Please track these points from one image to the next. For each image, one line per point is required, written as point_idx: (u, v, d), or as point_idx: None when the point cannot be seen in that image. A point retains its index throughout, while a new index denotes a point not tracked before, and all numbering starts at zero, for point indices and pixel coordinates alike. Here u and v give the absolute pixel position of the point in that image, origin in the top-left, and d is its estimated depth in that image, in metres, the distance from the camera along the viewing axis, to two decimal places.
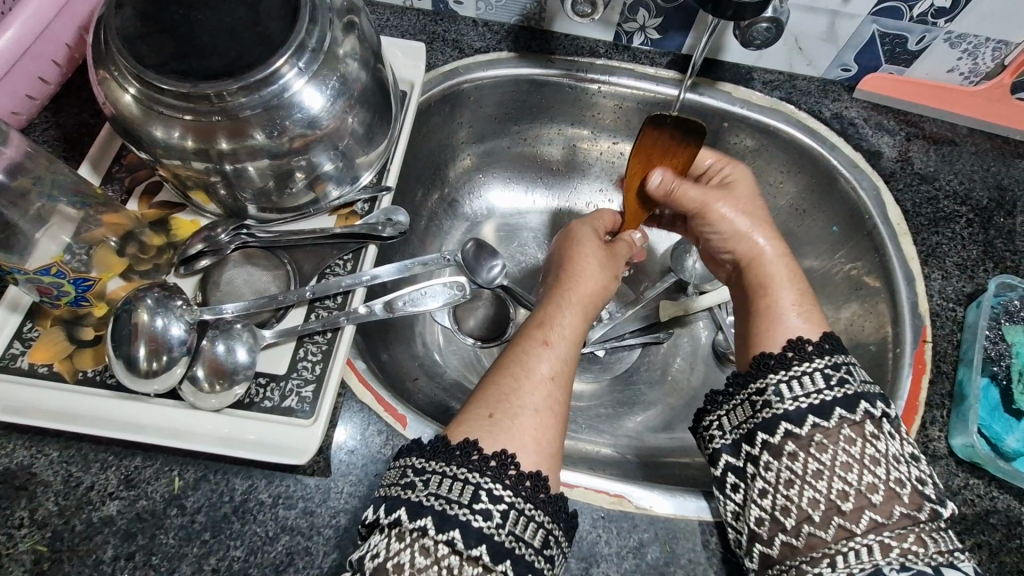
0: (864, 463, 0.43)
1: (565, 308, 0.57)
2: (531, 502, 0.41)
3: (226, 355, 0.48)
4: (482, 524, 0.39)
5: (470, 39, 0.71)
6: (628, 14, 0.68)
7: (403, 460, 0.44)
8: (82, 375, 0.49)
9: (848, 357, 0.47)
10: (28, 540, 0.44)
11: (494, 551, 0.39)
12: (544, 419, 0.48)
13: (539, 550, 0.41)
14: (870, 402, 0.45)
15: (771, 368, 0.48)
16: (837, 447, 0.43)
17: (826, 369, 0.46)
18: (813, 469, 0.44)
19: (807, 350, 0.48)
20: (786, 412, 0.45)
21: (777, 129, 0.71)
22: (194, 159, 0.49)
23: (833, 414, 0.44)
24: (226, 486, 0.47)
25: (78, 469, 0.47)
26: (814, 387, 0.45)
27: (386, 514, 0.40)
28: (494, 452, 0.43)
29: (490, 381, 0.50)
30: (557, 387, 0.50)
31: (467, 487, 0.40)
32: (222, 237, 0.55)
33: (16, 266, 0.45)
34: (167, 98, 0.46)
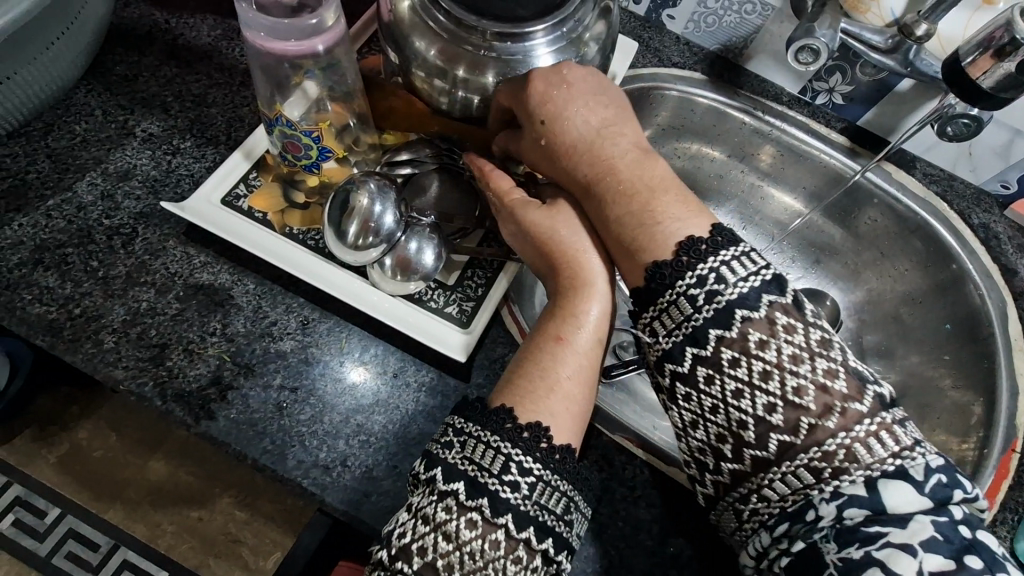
0: (755, 385, 0.40)
1: (591, 291, 0.49)
2: (557, 473, 0.42)
3: (416, 254, 0.54)
4: (509, 494, 0.40)
5: (670, 52, 0.77)
6: (822, 74, 0.73)
7: (445, 423, 0.45)
8: (289, 231, 0.56)
9: (730, 250, 0.42)
10: (216, 348, 0.52)
11: (518, 519, 0.40)
12: (574, 410, 0.46)
13: (560, 516, 0.42)
14: (751, 308, 0.41)
15: (651, 307, 0.44)
16: (752, 360, 0.40)
17: (694, 291, 0.42)
18: (733, 390, 0.40)
19: (701, 249, 0.43)
20: (670, 352, 0.42)
21: (923, 221, 0.74)
22: (438, 78, 0.56)
23: (710, 338, 0.41)
24: (382, 360, 0.53)
25: (267, 304, 0.54)
26: (736, 276, 0.41)
27: (425, 472, 0.42)
28: (528, 424, 0.43)
29: (508, 382, 0.47)
30: (579, 388, 0.47)
31: (497, 457, 0.41)
32: (428, 153, 0.61)
33: (289, 120, 0.53)
34: (440, 19, 0.54)
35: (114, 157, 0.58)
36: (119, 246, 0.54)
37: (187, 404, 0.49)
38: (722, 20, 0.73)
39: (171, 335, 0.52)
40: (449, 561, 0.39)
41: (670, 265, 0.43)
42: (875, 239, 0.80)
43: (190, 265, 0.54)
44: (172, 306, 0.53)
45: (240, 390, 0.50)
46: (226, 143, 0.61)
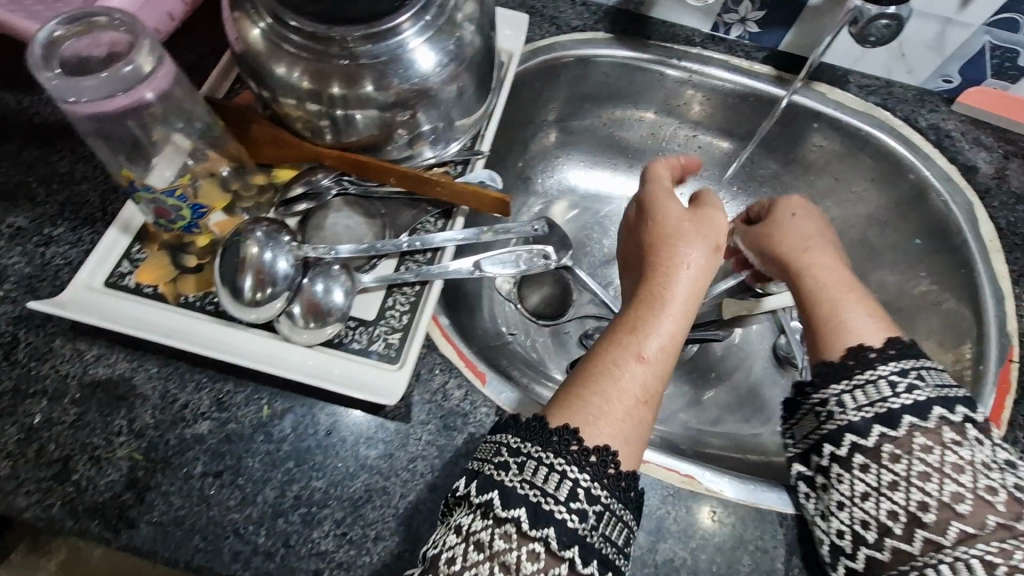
0: (945, 472, 0.42)
1: (662, 314, 0.51)
2: (620, 501, 0.41)
3: (323, 296, 0.49)
4: (577, 524, 0.39)
5: (568, 17, 0.72)
6: (730, 5, 0.68)
7: (497, 437, 0.43)
8: (185, 300, 0.51)
9: (920, 362, 0.46)
10: (126, 447, 0.47)
11: (584, 553, 0.38)
12: (631, 436, 0.45)
13: (621, 549, 0.41)
14: (947, 407, 0.44)
15: (830, 380, 0.47)
16: (912, 457, 0.43)
17: (893, 375, 0.45)
18: (888, 480, 0.43)
19: (869, 358, 0.47)
20: (851, 423, 0.45)
21: (869, 136, 0.69)
22: (309, 101, 0.51)
23: (903, 422, 0.43)
24: (311, 419, 0.48)
25: (175, 386, 0.49)
26: (881, 396, 0.45)
27: (477, 494, 0.40)
28: (596, 446, 0.42)
29: (571, 398, 0.46)
30: (647, 410, 0.47)
31: (563, 482, 0.40)
32: (322, 182, 0.56)
33: (145, 185, 0.48)
34: (296, 37, 0.47)
35: None
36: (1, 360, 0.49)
37: (102, 519, 0.44)
38: None
39: (74, 446, 0.46)
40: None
41: (877, 350, 0.47)
42: (825, 166, 0.75)
43: (83, 363, 0.49)
44: (70, 413, 0.47)
45: (160, 488, 0.45)
46: (102, 219, 0.55)
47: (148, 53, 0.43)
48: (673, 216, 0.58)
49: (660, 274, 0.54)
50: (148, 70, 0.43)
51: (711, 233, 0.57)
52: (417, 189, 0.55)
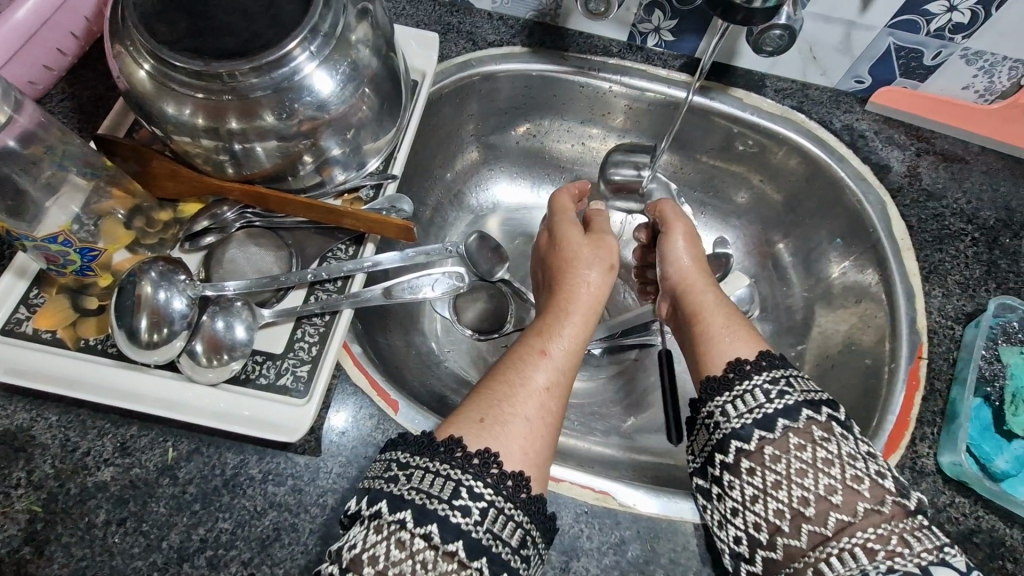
0: (818, 467, 0.42)
1: (564, 321, 0.57)
2: (511, 502, 0.41)
3: (224, 331, 0.49)
4: (460, 520, 0.38)
5: (484, 32, 0.72)
6: (642, 15, 0.67)
7: (387, 455, 0.43)
8: (84, 343, 0.50)
9: (788, 368, 0.47)
10: (24, 500, 0.45)
11: (470, 548, 0.38)
12: (535, 429, 0.47)
13: (516, 550, 0.40)
14: (813, 407, 0.44)
15: (715, 390, 0.48)
16: (790, 456, 0.43)
17: (765, 384, 0.46)
18: (772, 481, 0.43)
19: (746, 368, 0.47)
20: (734, 431, 0.45)
21: (787, 138, 0.70)
22: (205, 136, 0.50)
23: (777, 425, 0.44)
24: (219, 459, 0.48)
25: (76, 434, 0.48)
26: (756, 402, 0.45)
27: (368, 506, 0.40)
28: (477, 450, 0.43)
29: (460, 413, 0.47)
30: (552, 400, 0.50)
31: (448, 484, 0.40)
32: (228, 215, 0.56)
33: (25, 233, 0.46)
34: (180, 75, 0.46)
35: None
36: None
37: None
38: None
39: None
40: (401, 570, 0.38)
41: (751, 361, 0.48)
42: (750, 168, 0.76)
43: None
44: None
45: (61, 540, 0.45)
46: None
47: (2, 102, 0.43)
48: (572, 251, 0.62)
49: (560, 298, 0.59)
50: (4, 120, 0.44)
51: (605, 257, 0.62)
52: (323, 219, 0.55)
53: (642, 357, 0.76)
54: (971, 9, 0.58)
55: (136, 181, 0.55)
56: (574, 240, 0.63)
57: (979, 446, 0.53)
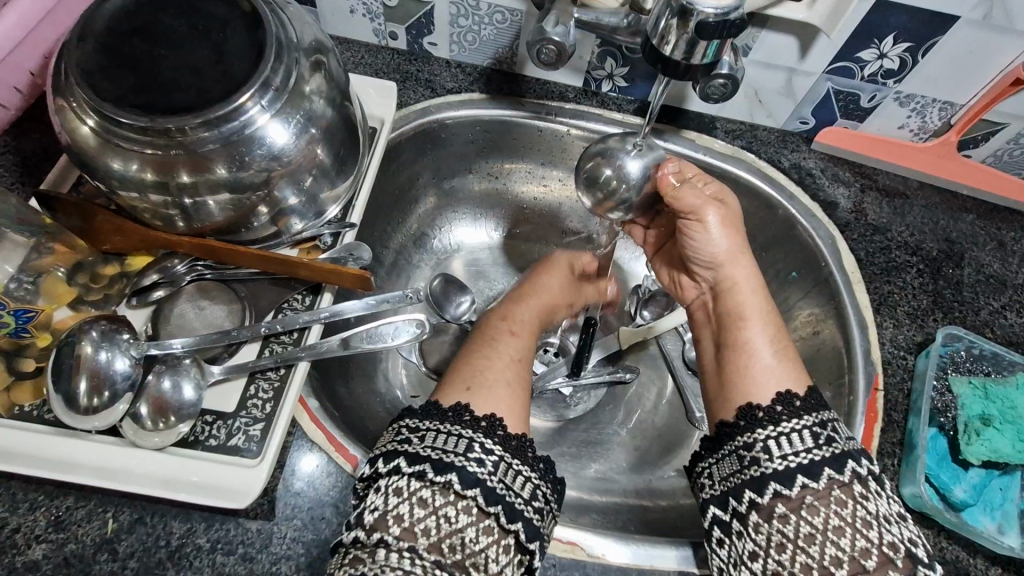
0: (857, 527, 0.42)
1: (523, 309, 0.64)
2: (518, 457, 0.45)
3: (171, 392, 0.47)
4: (477, 470, 0.42)
5: (443, 79, 0.73)
6: (596, 62, 0.70)
7: (397, 423, 0.47)
8: (19, 410, 0.47)
9: (832, 414, 0.47)
10: None
11: (489, 495, 0.42)
12: (516, 392, 0.51)
13: (529, 501, 0.43)
14: (856, 460, 0.44)
15: (758, 423, 0.47)
16: (828, 510, 0.43)
17: (813, 427, 0.46)
18: (805, 532, 0.42)
19: (796, 404, 0.47)
20: (774, 471, 0.45)
21: (738, 177, 0.73)
22: (153, 191, 0.49)
23: (822, 474, 0.44)
24: (163, 529, 0.45)
25: (5, 509, 0.45)
26: (802, 446, 0.45)
27: (385, 466, 0.44)
28: (487, 415, 0.46)
29: (455, 374, 0.52)
30: (521, 367, 0.55)
31: (460, 440, 0.44)
32: (178, 268, 0.54)
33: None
34: (126, 131, 0.45)
35: None
36: None
37: None
38: (480, 36, 0.69)
39: None
40: (426, 525, 0.41)
41: (806, 398, 0.48)
42: None
43: None
44: None
45: None
46: None
47: None
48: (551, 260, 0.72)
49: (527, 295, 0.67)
50: None
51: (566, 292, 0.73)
52: (277, 270, 0.54)
53: (610, 395, 0.76)
54: (899, 56, 0.62)
55: (79, 237, 0.53)
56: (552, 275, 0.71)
57: (937, 475, 0.54)
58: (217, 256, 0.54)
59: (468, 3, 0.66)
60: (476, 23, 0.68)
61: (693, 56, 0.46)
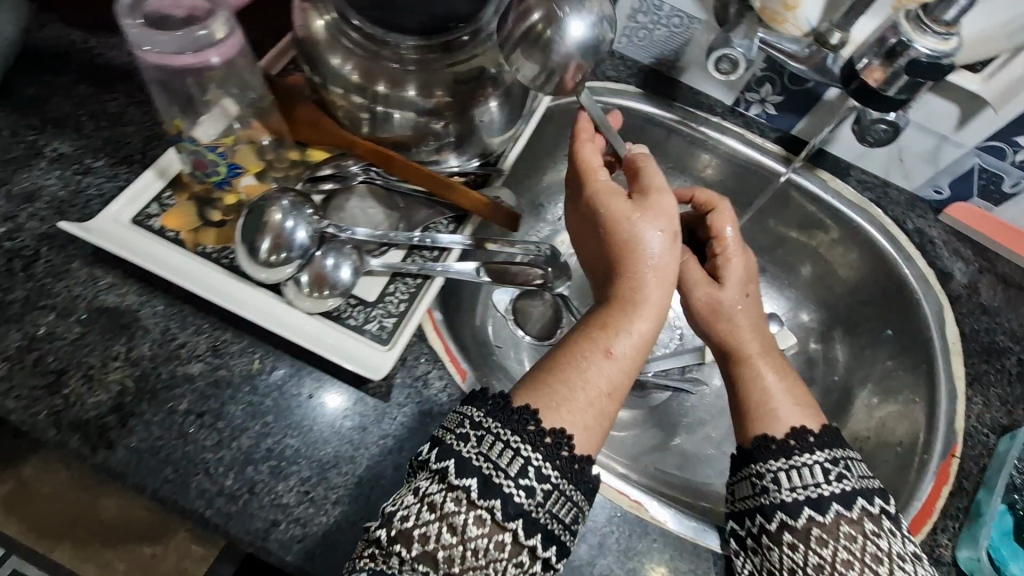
0: (865, 563, 0.43)
1: (632, 314, 0.49)
2: (573, 484, 0.42)
3: (331, 270, 0.53)
4: (523, 500, 0.40)
5: (604, 67, 0.78)
6: (752, 85, 0.74)
7: (460, 409, 0.44)
8: (202, 249, 0.54)
9: (847, 451, 0.48)
10: (119, 372, 0.49)
11: (529, 525, 0.40)
12: (599, 424, 0.45)
13: (569, 526, 0.42)
14: (868, 499, 0.45)
15: (770, 453, 0.48)
16: (837, 543, 0.44)
17: (824, 464, 0.47)
18: (813, 559, 0.44)
19: (808, 441, 0.48)
20: (783, 503, 0.46)
21: (860, 227, 0.74)
22: (355, 94, 0.56)
23: (829, 509, 0.45)
24: (298, 381, 0.51)
25: (176, 326, 0.52)
26: (812, 480, 0.46)
27: (435, 460, 0.41)
28: (555, 430, 0.43)
29: (541, 384, 0.46)
30: (610, 403, 0.47)
31: (516, 459, 0.41)
32: (351, 168, 0.60)
33: (190, 136, 0.52)
34: (354, 35, 0.53)
35: (18, 177, 0.56)
36: (18, 269, 0.52)
37: (84, 433, 0.47)
38: (652, 35, 0.74)
39: (71, 361, 0.49)
40: (450, 554, 0.40)
41: (814, 434, 0.48)
42: (818, 246, 0.79)
43: (95, 287, 0.52)
44: (73, 331, 0.50)
45: (143, 417, 0.48)
46: (140, 162, 0.59)
47: (222, 24, 0.48)
48: (620, 216, 0.52)
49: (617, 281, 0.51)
50: (219, 37, 0.48)
51: (665, 224, 0.52)
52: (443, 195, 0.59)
53: (678, 400, 0.78)
54: None
55: None
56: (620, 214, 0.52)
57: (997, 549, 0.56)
58: (386, 163, 0.59)
59: (652, 2, 0.71)
60: (653, 22, 0.72)
61: (886, 87, 0.51)
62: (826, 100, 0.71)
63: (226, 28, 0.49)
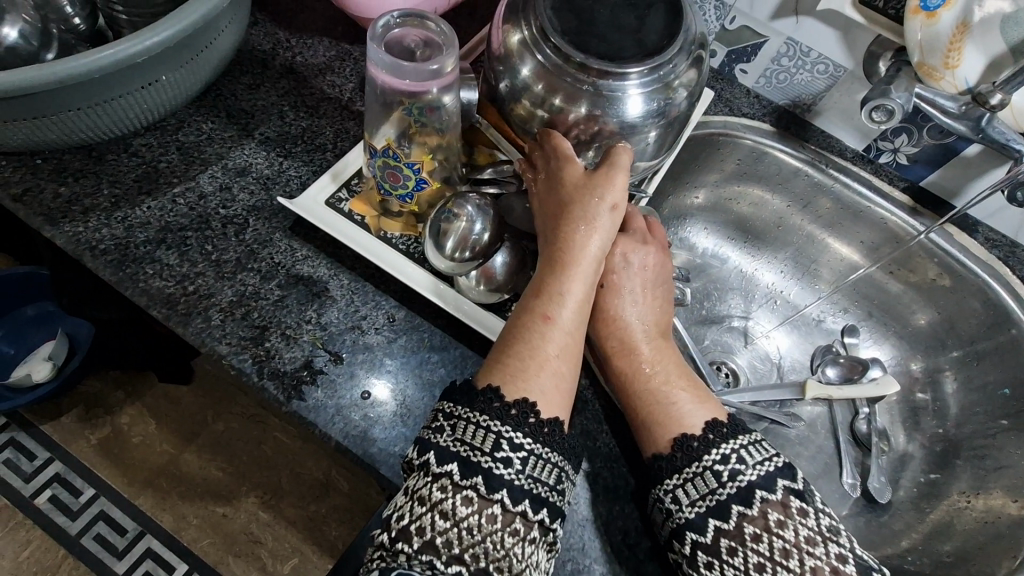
0: (776, 560, 0.46)
1: (572, 280, 0.54)
2: (546, 448, 0.48)
3: (499, 268, 0.58)
4: (503, 471, 0.45)
5: (740, 104, 0.82)
6: (888, 134, 0.76)
7: (434, 408, 0.50)
8: (385, 234, 0.61)
9: (739, 438, 0.50)
10: (311, 334, 0.55)
11: (514, 494, 0.45)
12: (558, 392, 0.51)
13: (553, 486, 0.47)
14: (765, 488, 0.48)
15: (667, 472, 0.51)
16: (755, 543, 0.46)
17: (716, 464, 0.49)
18: (755, 564, 0.46)
19: (720, 432, 0.51)
20: (690, 521, 0.48)
21: (985, 283, 0.75)
22: (539, 107, 0.61)
23: (732, 512, 0.47)
24: (461, 362, 0.57)
25: (359, 299, 0.58)
26: (708, 489, 0.48)
27: (418, 456, 0.47)
28: (516, 399, 0.48)
29: (499, 360, 0.51)
30: (563, 365, 0.52)
31: (489, 436, 0.46)
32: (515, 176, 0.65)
33: (399, 151, 0.56)
34: (545, 50, 0.58)
35: (234, 155, 0.64)
36: (231, 234, 0.59)
37: (281, 383, 0.53)
38: (793, 78, 0.78)
39: (273, 318, 0.56)
40: (447, 538, 0.44)
41: (699, 438, 0.51)
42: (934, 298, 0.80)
43: (294, 256, 0.59)
44: (274, 293, 0.57)
45: (329, 375, 0.54)
46: (332, 151, 0.66)
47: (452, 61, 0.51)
48: (580, 194, 0.58)
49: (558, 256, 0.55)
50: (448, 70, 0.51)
51: (577, 194, 0.58)
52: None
53: None
54: None
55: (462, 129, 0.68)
56: (573, 187, 0.58)
57: None
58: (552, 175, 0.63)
59: (801, 48, 0.74)
60: (797, 66, 0.76)
61: None
62: (964, 154, 0.72)
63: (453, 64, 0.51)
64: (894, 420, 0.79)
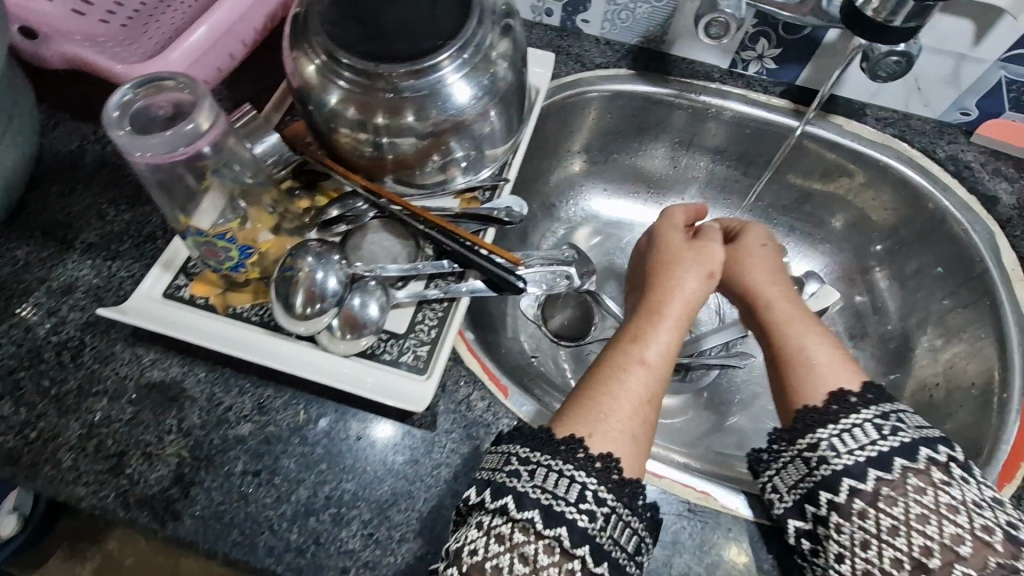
0: (909, 521, 0.42)
1: (663, 324, 0.55)
2: (626, 505, 0.43)
3: (360, 309, 0.53)
4: (588, 524, 0.41)
5: (593, 55, 0.76)
6: (747, 43, 0.71)
7: (506, 446, 0.46)
8: (234, 310, 0.55)
9: (895, 404, 0.47)
10: (174, 445, 0.50)
11: (596, 553, 0.41)
12: (636, 430, 0.48)
13: (632, 555, 0.43)
14: (931, 447, 0.44)
15: (818, 423, 0.48)
16: (907, 500, 0.42)
17: (874, 420, 0.46)
18: (887, 525, 0.42)
19: (851, 401, 0.48)
20: (844, 471, 0.45)
21: (888, 166, 0.70)
22: (359, 131, 0.55)
23: (893, 466, 0.44)
24: (344, 424, 0.52)
25: (221, 390, 0.53)
26: (868, 440, 0.45)
27: (491, 499, 0.42)
28: (601, 453, 0.45)
29: (572, 411, 0.49)
30: (650, 412, 0.50)
31: (573, 485, 0.43)
32: (359, 206, 0.60)
33: (200, 228, 0.51)
34: (347, 73, 0.52)
35: (57, 273, 0.58)
36: (68, 361, 0.54)
37: (151, 510, 0.48)
38: (635, 14, 0.72)
39: (128, 441, 0.50)
40: None
41: (835, 399, 0.48)
42: (846, 194, 0.76)
43: (140, 365, 0.54)
44: (126, 412, 0.52)
45: (203, 484, 0.49)
46: (163, 238, 0.60)
47: (207, 113, 0.46)
48: (671, 245, 0.63)
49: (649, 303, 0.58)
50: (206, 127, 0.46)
51: (697, 249, 0.62)
52: (455, 235, 0.58)
53: (727, 376, 0.76)
54: None
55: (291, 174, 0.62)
56: (671, 240, 0.64)
57: None
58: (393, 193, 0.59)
59: None
60: (633, 1, 0.71)
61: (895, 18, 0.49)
62: (825, 42, 0.68)
63: (211, 117, 0.47)
64: (839, 331, 0.78)
